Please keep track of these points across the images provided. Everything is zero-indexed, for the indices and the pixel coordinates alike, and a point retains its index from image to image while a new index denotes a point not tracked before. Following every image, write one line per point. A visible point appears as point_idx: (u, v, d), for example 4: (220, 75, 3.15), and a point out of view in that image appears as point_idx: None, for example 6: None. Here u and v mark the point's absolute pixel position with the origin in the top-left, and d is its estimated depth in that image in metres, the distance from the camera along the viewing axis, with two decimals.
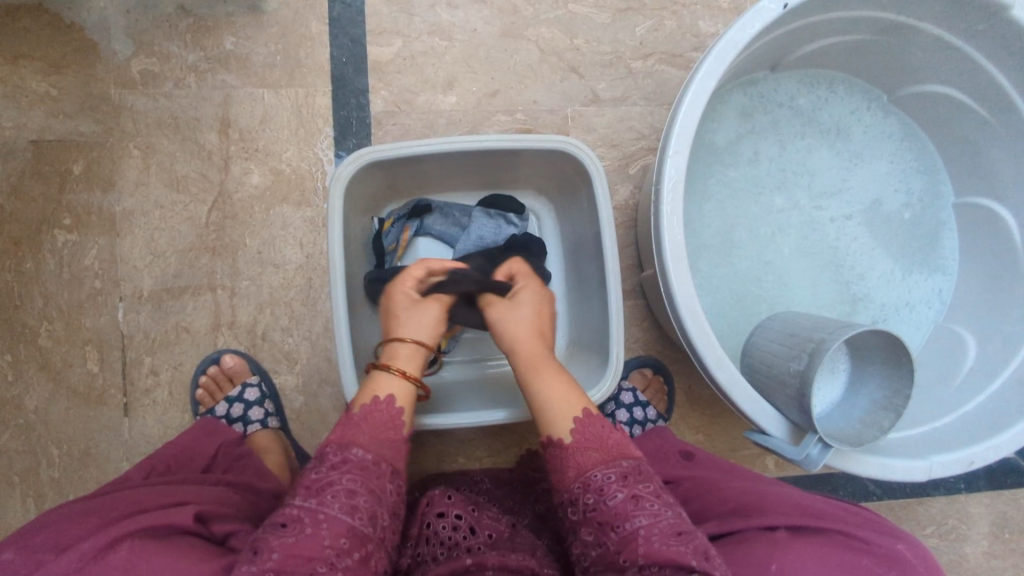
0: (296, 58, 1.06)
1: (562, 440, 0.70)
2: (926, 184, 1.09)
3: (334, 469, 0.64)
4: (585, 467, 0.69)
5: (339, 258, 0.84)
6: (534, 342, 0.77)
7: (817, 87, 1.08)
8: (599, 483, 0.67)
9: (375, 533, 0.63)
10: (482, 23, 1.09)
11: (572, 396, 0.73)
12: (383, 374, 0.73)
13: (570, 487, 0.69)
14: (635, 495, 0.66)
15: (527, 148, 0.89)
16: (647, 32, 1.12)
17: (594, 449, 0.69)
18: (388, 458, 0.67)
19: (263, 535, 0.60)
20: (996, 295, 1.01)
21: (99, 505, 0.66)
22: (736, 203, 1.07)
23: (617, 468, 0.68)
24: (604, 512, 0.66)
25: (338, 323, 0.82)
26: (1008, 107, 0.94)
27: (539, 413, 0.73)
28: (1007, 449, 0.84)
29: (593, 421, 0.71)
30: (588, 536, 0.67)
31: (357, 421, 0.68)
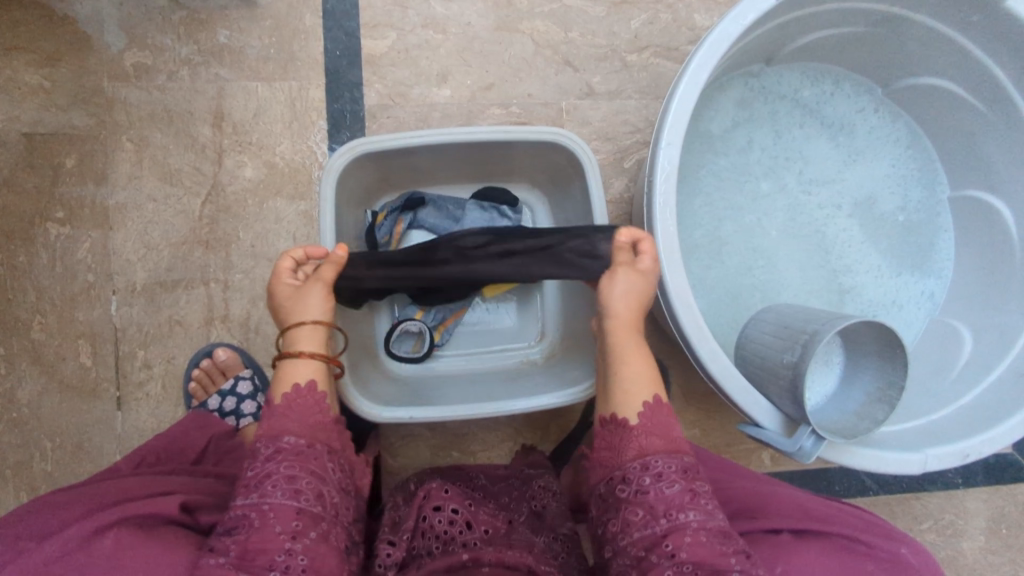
0: (290, 51, 1.06)
1: (626, 420, 0.72)
2: (925, 193, 1.09)
3: (270, 461, 0.64)
4: (646, 448, 0.70)
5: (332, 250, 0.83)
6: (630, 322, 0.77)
7: (823, 82, 1.08)
8: (659, 469, 0.68)
9: (327, 511, 0.64)
10: (477, 16, 1.09)
11: (645, 380, 0.75)
12: (295, 362, 0.72)
13: (627, 465, 0.69)
14: (693, 489, 0.67)
15: (518, 140, 0.88)
16: (642, 25, 1.12)
17: (657, 436, 0.70)
18: (321, 438, 0.67)
19: (219, 535, 0.61)
20: (993, 288, 1.01)
21: (87, 492, 0.65)
22: (728, 196, 1.06)
23: (678, 459, 0.69)
24: (659, 497, 0.66)
25: None
26: (1005, 101, 0.94)
27: (615, 390, 0.74)
28: (1002, 442, 0.83)
29: (660, 410, 0.72)
30: (634, 516, 0.67)
31: (280, 412, 0.68)
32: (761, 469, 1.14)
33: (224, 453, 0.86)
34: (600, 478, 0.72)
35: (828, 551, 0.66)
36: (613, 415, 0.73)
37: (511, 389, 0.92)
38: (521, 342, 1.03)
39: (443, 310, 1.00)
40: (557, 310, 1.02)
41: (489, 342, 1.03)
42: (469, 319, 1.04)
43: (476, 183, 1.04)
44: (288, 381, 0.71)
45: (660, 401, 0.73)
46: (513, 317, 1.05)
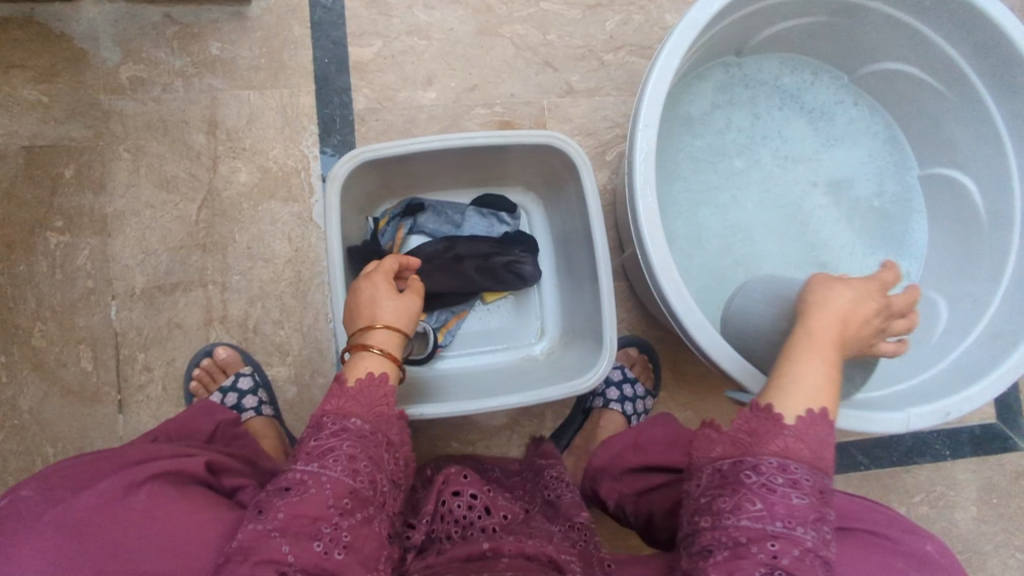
0: (280, 60, 1.11)
1: (781, 417, 0.67)
2: (898, 182, 1.14)
3: (334, 436, 0.66)
4: (789, 452, 0.65)
5: (337, 256, 0.86)
6: (835, 332, 0.70)
7: (802, 72, 1.14)
8: (795, 476, 0.64)
9: (375, 497, 0.66)
10: (458, 22, 1.15)
11: (821, 393, 0.68)
12: (370, 355, 0.73)
13: (763, 455, 0.65)
14: (820, 516, 0.63)
15: (516, 143, 0.91)
16: (616, 26, 1.17)
17: (805, 444, 0.66)
18: (384, 429, 0.69)
19: (270, 493, 0.63)
20: (963, 257, 1.06)
21: (115, 451, 0.67)
22: (709, 178, 1.10)
23: (819, 476, 0.65)
24: (785, 502, 0.63)
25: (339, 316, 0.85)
26: (962, 82, 1.00)
27: (782, 384, 0.69)
28: (980, 399, 0.87)
29: (818, 427, 0.66)
30: (749, 504, 0.63)
31: (352, 393, 0.70)
32: None
33: (232, 438, 0.86)
34: (724, 455, 0.67)
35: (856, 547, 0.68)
36: (768, 403, 0.68)
37: (518, 386, 0.94)
38: (525, 338, 1.04)
39: (445, 312, 1.00)
40: (556, 309, 1.04)
41: (494, 340, 1.04)
42: (474, 317, 1.03)
43: (474, 190, 1.04)
44: (360, 372, 0.71)
45: (817, 415, 0.67)
46: (519, 314, 1.05)
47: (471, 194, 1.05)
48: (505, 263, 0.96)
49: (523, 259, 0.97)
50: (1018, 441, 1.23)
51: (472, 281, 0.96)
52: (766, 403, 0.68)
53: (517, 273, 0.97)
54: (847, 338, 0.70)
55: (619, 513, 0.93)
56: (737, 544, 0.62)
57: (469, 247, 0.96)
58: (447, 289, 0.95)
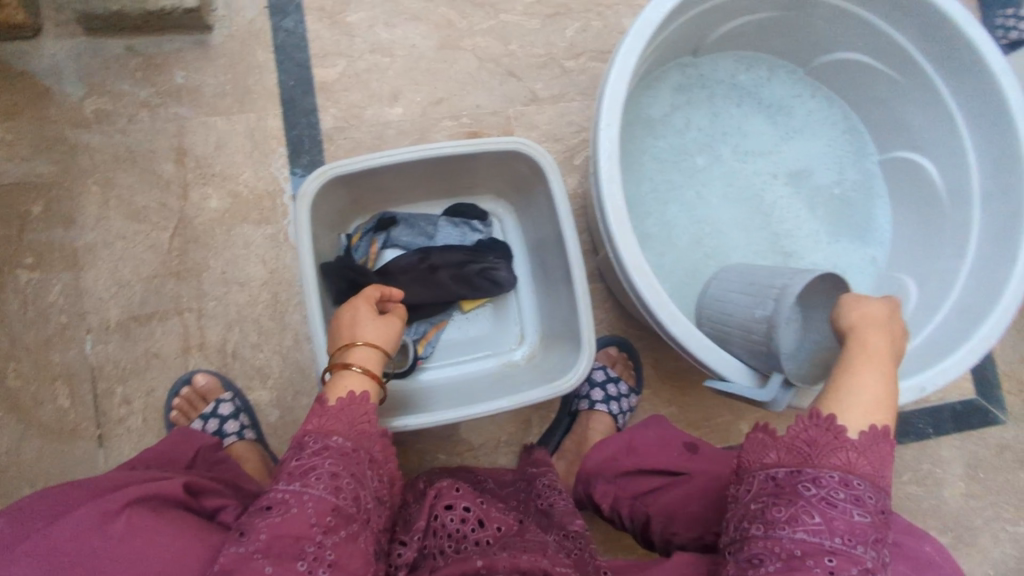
0: (245, 85, 1.12)
1: (844, 429, 0.64)
2: (858, 170, 1.17)
3: (316, 455, 0.66)
4: (851, 466, 0.63)
5: (310, 273, 0.86)
6: (880, 349, 0.71)
7: (758, 69, 1.17)
8: (858, 492, 0.61)
9: (360, 514, 0.65)
10: (420, 39, 1.17)
11: (879, 406, 0.67)
12: (350, 373, 0.74)
13: (823, 466, 0.63)
14: (879, 539, 0.61)
15: (482, 152, 0.93)
16: (575, 33, 1.20)
17: (864, 458, 0.63)
18: (365, 446, 0.69)
19: (251, 515, 0.62)
20: (927, 237, 1.08)
21: (90, 481, 0.65)
22: (675, 176, 1.12)
23: (879, 493, 0.62)
24: (845, 518, 0.60)
25: (315, 332, 0.85)
26: (911, 67, 1.03)
27: (837, 396, 0.67)
28: (953, 372, 0.88)
29: (880, 442, 0.64)
30: (807, 517, 0.61)
31: (333, 412, 0.69)
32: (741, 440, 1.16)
33: (213, 463, 0.86)
34: (782, 463, 0.65)
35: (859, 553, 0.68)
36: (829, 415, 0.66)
37: (499, 391, 0.94)
38: (505, 344, 1.04)
39: (424, 323, 1.00)
40: (534, 314, 1.05)
41: (475, 348, 1.04)
42: (453, 326, 1.04)
43: (444, 202, 1.05)
44: (342, 390, 0.72)
45: (880, 429, 0.65)
46: (498, 321, 1.05)
47: (442, 204, 1.06)
48: (479, 272, 0.97)
49: (496, 265, 0.98)
50: (998, 415, 1.25)
51: (449, 290, 0.96)
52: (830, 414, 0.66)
53: (492, 280, 0.98)
54: (894, 358, 0.72)
55: (614, 515, 0.93)
56: (789, 556, 0.60)
57: (443, 257, 0.97)
58: (423, 300, 0.96)
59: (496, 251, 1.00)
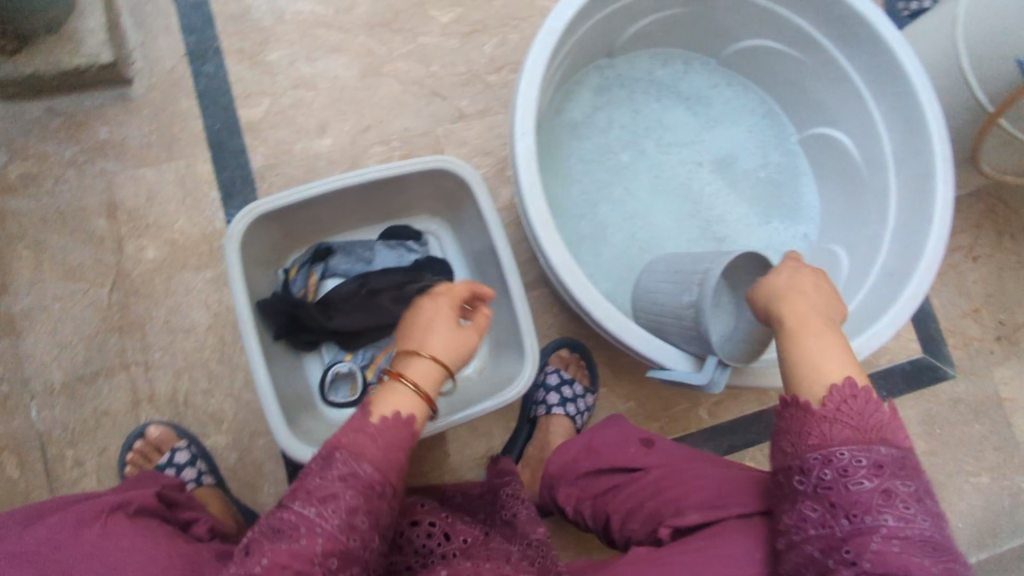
0: (171, 133, 1.12)
1: (808, 402, 0.64)
2: (780, 150, 1.21)
3: (338, 480, 0.60)
4: (828, 439, 0.60)
5: (247, 311, 0.86)
6: (810, 317, 0.71)
7: (674, 63, 1.21)
8: (844, 463, 0.58)
9: (365, 555, 0.59)
10: (342, 69, 1.18)
11: (839, 366, 0.66)
12: (400, 387, 0.70)
13: (805, 455, 0.61)
14: (888, 489, 0.57)
15: (406, 173, 0.94)
16: (494, 48, 1.22)
17: (845, 423, 0.61)
18: (391, 478, 0.64)
19: (261, 536, 0.58)
20: (851, 206, 1.12)
21: (81, 497, 0.73)
22: (605, 176, 1.15)
23: (871, 454, 0.58)
24: (843, 494, 0.57)
25: (257, 369, 0.84)
26: (814, 47, 1.07)
27: (796, 375, 0.67)
28: (884, 335, 0.90)
29: (857, 398, 0.62)
30: (811, 512, 0.58)
31: (370, 432, 0.65)
32: (702, 426, 1.18)
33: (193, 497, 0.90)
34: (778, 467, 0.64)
35: None
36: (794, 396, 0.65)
37: (452, 407, 0.95)
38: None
39: (372, 348, 1.01)
40: None
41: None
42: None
43: (379, 226, 1.06)
44: (388, 405, 0.68)
45: (847, 384, 0.63)
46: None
47: (378, 229, 1.07)
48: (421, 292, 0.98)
49: (435, 282, 0.99)
50: (947, 370, 1.29)
51: (390, 313, 0.96)
52: (803, 398, 0.65)
53: None
54: (826, 315, 0.72)
55: (578, 518, 0.92)
56: (811, 561, 0.56)
57: (382, 280, 0.98)
58: (367, 325, 0.97)
59: (435, 269, 1.01)
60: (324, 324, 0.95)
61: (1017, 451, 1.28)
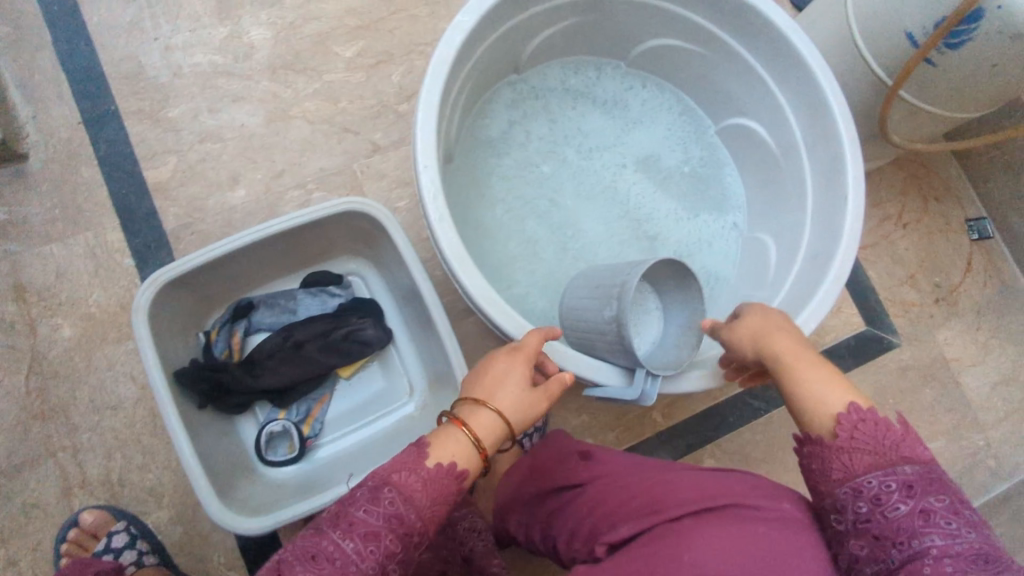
0: (74, 204, 1.09)
1: (825, 438, 0.65)
2: (700, 144, 1.21)
3: (383, 519, 0.63)
4: (852, 470, 0.62)
5: (161, 383, 0.83)
6: (795, 347, 0.73)
7: (584, 71, 1.21)
8: (875, 490, 0.60)
9: None
10: (248, 117, 1.16)
11: (839, 393, 0.68)
12: (458, 436, 0.69)
13: (835, 491, 0.63)
14: (924, 508, 0.58)
15: (315, 218, 0.92)
16: (402, 77, 1.21)
17: (865, 452, 0.63)
18: (429, 529, 0.66)
19: (305, 551, 0.61)
20: (772, 191, 1.13)
21: None
22: (529, 191, 1.14)
23: (897, 476, 0.60)
24: (885, 523, 0.59)
25: (178, 443, 0.81)
26: (712, 40, 1.07)
27: (804, 412, 0.68)
28: (813, 320, 0.89)
29: (867, 422, 0.64)
30: (860, 550, 0.59)
31: (427, 478, 0.66)
32: (657, 429, 1.18)
33: None
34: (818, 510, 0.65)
35: (727, 527, 0.61)
36: (810, 435, 0.67)
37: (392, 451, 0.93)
38: (395, 401, 1.02)
39: (305, 403, 0.98)
40: (417, 362, 1.02)
41: (365, 413, 1.01)
42: (337, 398, 1.01)
43: (300, 273, 1.03)
44: (443, 452, 0.68)
45: (853, 409, 0.65)
46: (383, 378, 1.03)
47: (299, 275, 1.03)
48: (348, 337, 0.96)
49: (362, 325, 0.97)
50: (892, 339, 1.30)
51: (320, 364, 0.95)
52: (816, 434, 0.67)
53: (360, 342, 0.97)
54: (804, 342, 0.74)
55: (532, 545, 0.88)
56: None
57: (307, 330, 0.95)
58: (296, 379, 0.94)
59: (360, 310, 0.99)
60: (251, 384, 0.93)
61: (968, 410, 1.30)
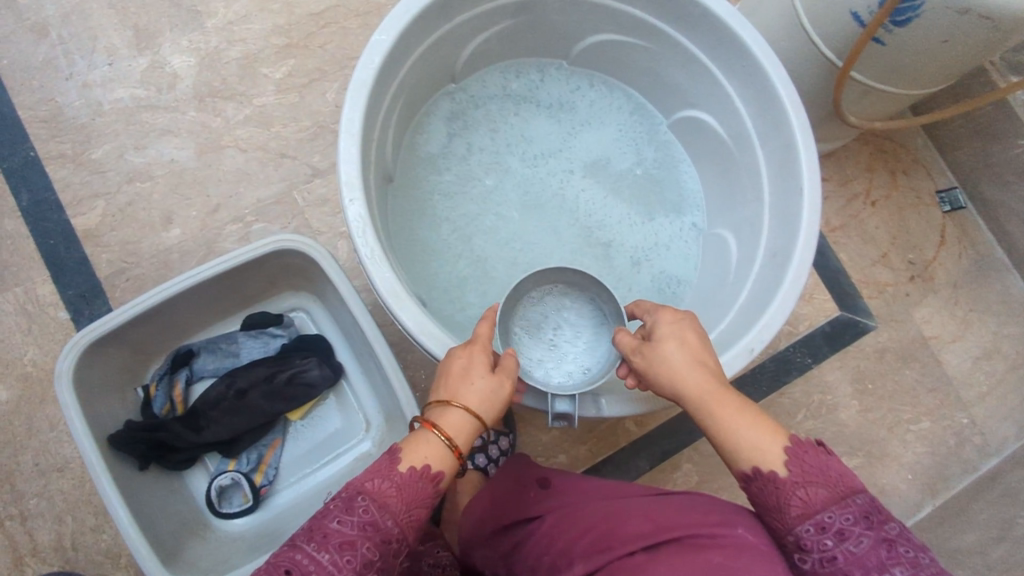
0: (2, 259, 1.04)
1: (775, 474, 0.61)
2: (653, 141, 1.16)
3: (358, 528, 0.57)
4: (810, 505, 0.59)
5: (91, 452, 0.79)
6: (707, 378, 0.66)
7: (527, 73, 1.15)
8: (836, 525, 0.57)
9: None
10: (177, 151, 1.10)
11: (766, 425, 0.64)
12: (429, 439, 0.63)
13: (796, 528, 0.59)
14: (885, 539, 0.56)
15: (243, 262, 0.87)
16: (337, 94, 1.15)
17: (818, 483, 0.59)
18: (408, 537, 0.61)
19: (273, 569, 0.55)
20: (729, 185, 1.08)
21: None
22: (475, 206, 1.09)
23: (853, 506, 0.58)
24: (851, 560, 0.56)
25: (114, 512, 0.77)
26: (652, 33, 1.02)
27: (739, 451, 0.63)
28: (774, 325, 0.85)
29: (807, 453, 0.61)
30: None
31: (399, 482, 0.60)
32: (631, 439, 1.14)
33: None
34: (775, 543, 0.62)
35: (679, 561, 0.58)
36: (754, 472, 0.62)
37: None
38: (352, 438, 0.97)
39: (256, 449, 0.94)
40: (371, 397, 0.98)
41: (323, 454, 0.97)
42: (291, 441, 0.97)
43: (240, 314, 0.99)
44: (415, 459, 0.62)
45: (800, 443, 0.62)
46: (337, 415, 0.98)
47: (239, 317, 0.99)
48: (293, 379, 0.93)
49: (306, 366, 0.93)
50: (869, 322, 1.26)
51: (264, 412, 0.91)
52: (768, 472, 0.61)
53: (307, 384, 0.93)
54: (711, 367, 0.68)
55: None
56: None
57: (247, 377, 0.91)
58: (241, 430, 0.91)
59: (304, 351, 0.95)
60: (192, 440, 0.89)
61: (951, 388, 1.26)
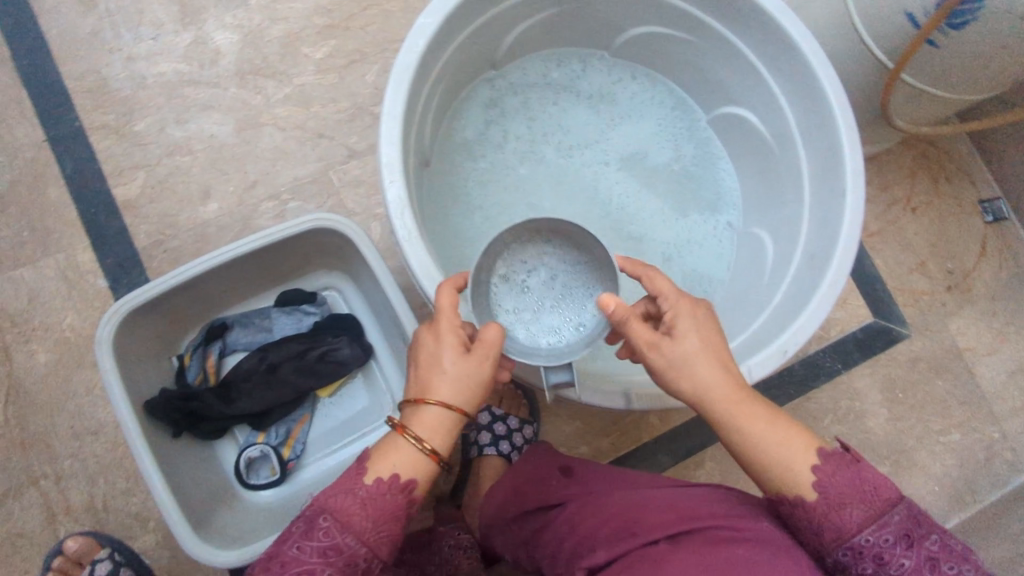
0: (44, 225, 1.06)
1: (803, 498, 0.61)
2: (691, 137, 1.15)
3: (316, 555, 0.59)
4: (845, 531, 0.59)
5: (128, 416, 0.81)
6: (731, 388, 0.64)
7: (566, 62, 1.15)
8: (876, 549, 0.58)
9: None
10: (217, 127, 1.11)
11: (794, 438, 0.63)
12: (402, 445, 0.64)
13: (835, 553, 0.60)
14: (928, 559, 0.57)
15: (281, 239, 0.88)
16: (376, 76, 1.15)
17: (853, 506, 0.59)
18: (378, 552, 0.62)
19: None
20: (768, 184, 1.06)
21: None
22: (508, 195, 1.09)
23: (891, 526, 0.58)
24: None
25: (148, 476, 0.79)
26: (698, 26, 1.01)
27: (767, 469, 0.62)
28: (811, 327, 0.83)
29: (837, 473, 0.60)
30: None
31: (364, 499, 0.61)
32: (654, 434, 1.14)
33: None
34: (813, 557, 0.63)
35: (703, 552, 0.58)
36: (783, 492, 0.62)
37: None
38: (377, 417, 0.98)
39: (285, 424, 0.96)
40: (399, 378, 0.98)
41: (348, 432, 0.98)
42: (320, 417, 0.98)
43: (275, 290, 1.00)
44: (387, 467, 0.63)
45: (830, 457, 0.61)
46: (363, 394, 0.99)
47: (272, 293, 1.00)
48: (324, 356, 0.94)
49: (337, 343, 0.94)
50: (902, 330, 1.24)
51: (295, 387, 0.92)
52: (797, 496, 0.61)
53: (337, 362, 0.94)
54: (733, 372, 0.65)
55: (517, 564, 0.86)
56: None
57: (279, 352, 0.93)
58: (272, 403, 0.92)
59: (336, 330, 0.96)
60: (222, 411, 0.90)
61: (984, 401, 1.24)
